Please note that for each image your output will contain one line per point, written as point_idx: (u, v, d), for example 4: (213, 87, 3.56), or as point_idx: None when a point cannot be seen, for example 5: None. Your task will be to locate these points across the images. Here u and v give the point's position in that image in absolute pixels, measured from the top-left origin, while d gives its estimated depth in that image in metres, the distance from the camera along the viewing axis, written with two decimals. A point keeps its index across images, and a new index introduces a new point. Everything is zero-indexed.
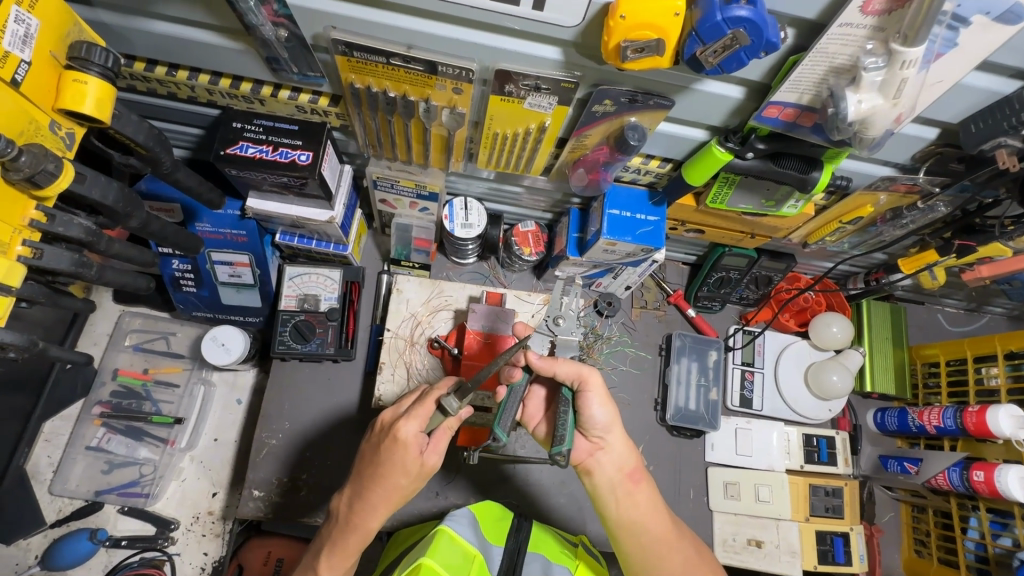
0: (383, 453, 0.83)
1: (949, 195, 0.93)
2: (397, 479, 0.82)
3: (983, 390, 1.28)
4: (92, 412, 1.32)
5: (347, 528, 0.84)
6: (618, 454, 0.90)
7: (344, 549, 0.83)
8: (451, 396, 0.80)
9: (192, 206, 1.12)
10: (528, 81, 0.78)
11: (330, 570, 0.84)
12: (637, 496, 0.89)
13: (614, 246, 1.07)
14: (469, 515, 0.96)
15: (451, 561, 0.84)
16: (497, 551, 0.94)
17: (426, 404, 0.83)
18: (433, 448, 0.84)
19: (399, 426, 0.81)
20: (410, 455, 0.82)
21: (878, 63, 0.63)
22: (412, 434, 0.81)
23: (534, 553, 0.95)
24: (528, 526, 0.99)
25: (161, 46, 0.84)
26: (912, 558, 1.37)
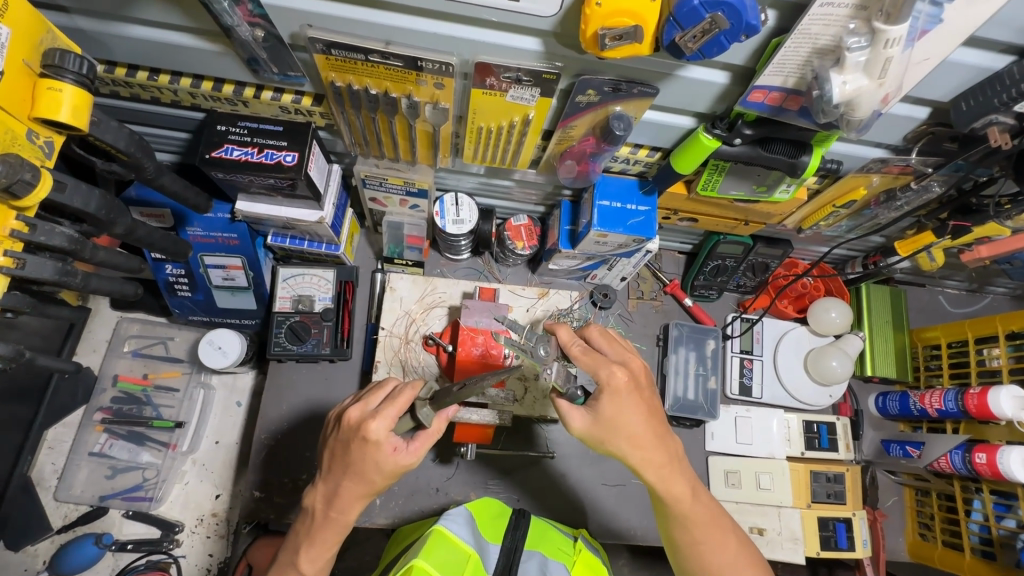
0: (355, 452, 0.82)
1: (943, 175, 0.91)
2: (370, 474, 0.82)
3: (984, 371, 1.27)
4: (94, 417, 1.34)
5: (326, 522, 0.86)
6: (657, 475, 0.85)
7: (322, 540, 0.86)
8: (425, 407, 0.81)
9: (181, 210, 1.11)
10: (509, 73, 0.77)
11: (310, 562, 0.86)
12: (681, 513, 0.88)
13: (605, 238, 1.06)
14: (465, 513, 0.96)
15: (445, 564, 0.84)
16: (493, 549, 0.94)
17: (398, 403, 0.82)
18: (412, 448, 0.83)
19: (369, 426, 0.81)
20: (384, 454, 0.81)
21: (861, 43, 0.62)
22: (382, 434, 0.81)
23: (530, 551, 0.96)
24: (525, 523, 0.98)
25: (140, 50, 0.83)
26: (917, 541, 1.37)
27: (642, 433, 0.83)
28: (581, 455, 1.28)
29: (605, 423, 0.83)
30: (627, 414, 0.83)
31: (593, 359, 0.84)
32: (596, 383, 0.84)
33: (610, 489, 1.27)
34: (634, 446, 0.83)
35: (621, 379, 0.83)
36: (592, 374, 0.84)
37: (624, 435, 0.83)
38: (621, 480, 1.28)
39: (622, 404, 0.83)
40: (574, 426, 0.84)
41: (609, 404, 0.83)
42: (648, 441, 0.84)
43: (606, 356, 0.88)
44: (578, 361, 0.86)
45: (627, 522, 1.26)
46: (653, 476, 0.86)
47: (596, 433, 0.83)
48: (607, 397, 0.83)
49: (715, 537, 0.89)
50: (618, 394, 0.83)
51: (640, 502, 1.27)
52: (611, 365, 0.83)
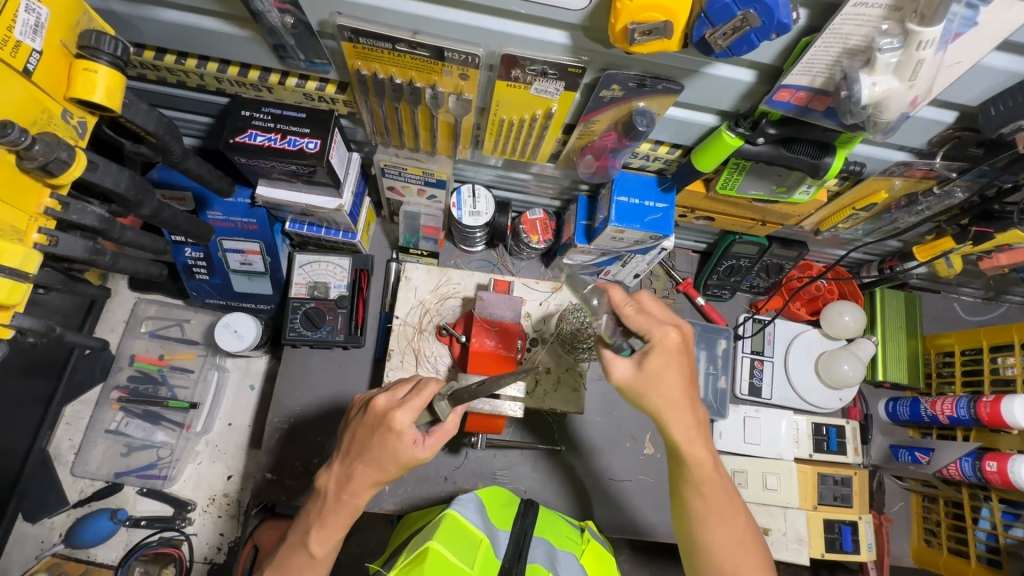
0: (376, 443, 0.83)
1: (967, 180, 0.90)
2: (386, 464, 0.84)
3: (998, 379, 1.26)
4: (111, 396, 1.36)
5: (337, 505, 0.87)
6: (680, 436, 0.86)
7: (330, 523, 0.87)
8: (443, 402, 0.86)
9: (202, 194, 1.13)
10: (535, 66, 0.77)
11: (319, 543, 0.87)
12: (699, 477, 0.87)
13: (622, 233, 1.07)
14: (476, 500, 0.98)
15: (457, 544, 0.86)
16: (502, 535, 0.96)
17: (422, 397, 0.84)
18: (427, 443, 0.84)
19: (393, 415, 0.82)
20: (403, 446, 0.82)
21: (893, 44, 0.61)
22: (406, 425, 0.82)
23: (538, 537, 0.97)
24: (534, 512, 1.00)
25: (169, 33, 0.84)
26: (921, 547, 1.37)
27: (679, 397, 0.84)
28: (590, 448, 1.30)
29: (648, 377, 0.83)
30: (671, 375, 0.84)
31: (647, 318, 0.84)
32: (644, 340, 0.85)
33: (617, 484, 1.28)
34: (668, 407, 0.84)
35: (675, 340, 0.83)
36: (644, 331, 0.84)
37: (663, 394, 0.84)
38: (629, 476, 1.29)
39: (669, 361, 0.83)
40: (617, 373, 0.85)
41: (657, 359, 0.83)
42: (683, 406, 0.85)
43: (660, 317, 0.87)
44: (629, 320, 0.86)
45: (633, 517, 1.27)
46: (679, 435, 0.86)
47: (636, 383, 0.84)
48: (655, 349, 0.83)
49: (730, 509, 0.88)
50: (669, 351, 0.84)
51: (647, 498, 1.28)
52: (662, 326, 0.83)
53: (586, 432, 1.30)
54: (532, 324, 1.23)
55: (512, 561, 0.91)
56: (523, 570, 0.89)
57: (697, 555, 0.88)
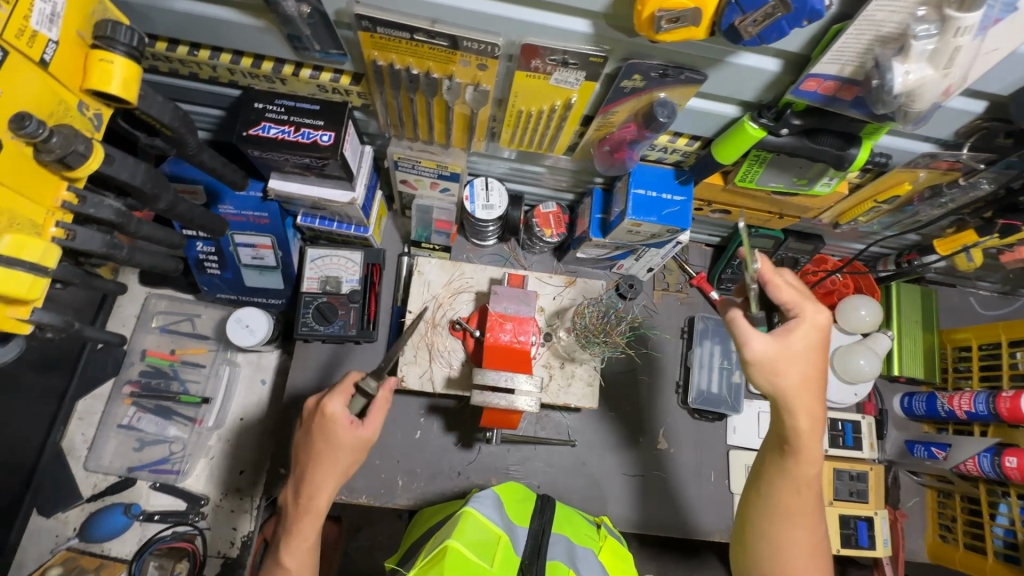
0: (316, 439, 0.90)
1: (994, 172, 0.88)
2: (333, 453, 0.89)
3: (1017, 374, 1.25)
4: (123, 391, 1.36)
5: (302, 512, 0.89)
6: (800, 427, 0.84)
7: (300, 531, 0.89)
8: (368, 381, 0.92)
9: (215, 187, 1.11)
10: (555, 55, 0.76)
11: (292, 557, 0.89)
12: (801, 477, 0.86)
13: (639, 227, 1.05)
14: (493, 497, 0.97)
15: (475, 543, 0.85)
16: (521, 531, 0.95)
17: (344, 386, 0.93)
18: (367, 422, 0.91)
19: (325, 405, 0.90)
20: (340, 427, 0.89)
21: (930, 31, 0.60)
22: (338, 410, 0.90)
23: (557, 533, 0.97)
24: (551, 508, 0.99)
25: (182, 24, 0.83)
26: (937, 542, 1.36)
27: (813, 377, 0.83)
28: (603, 446, 1.30)
29: (788, 351, 0.81)
30: (811, 357, 0.82)
31: (800, 293, 0.83)
32: (795, 315, 0.83)
33: (628, 479, 1.28)
34: (800, 388, 0.82)
35: (824, 321, 0.82)
36: (797, 308, 0.83)
37: (798, 370, 0.82)
38: (640, 471, 1.29)
39: (805, 343, 0.82)
40: (753, 345, 0.82)
41: (803, 335, 0.82)
42: (812, 390, 0.83)
43: (793, 299, 0.83)
44: (781, 291, 0.84)
45: (646, 513, 1.27)
46: (804, 427, 0.84)
47: (773, 360, 0.81)
48: (798, 327, 0.82)
49: (809, 514, 0.88)
50: (812, 332, 0.82)
51: (658, 493, 1.28)
52: (819, 304, 0.83)
53: (598, 426, 1.31)
54: (546, 318, 1.23)
55: (531, 557, 0.91)
56: (543, 568, 0.89)
57: (759, 542, 0.90)
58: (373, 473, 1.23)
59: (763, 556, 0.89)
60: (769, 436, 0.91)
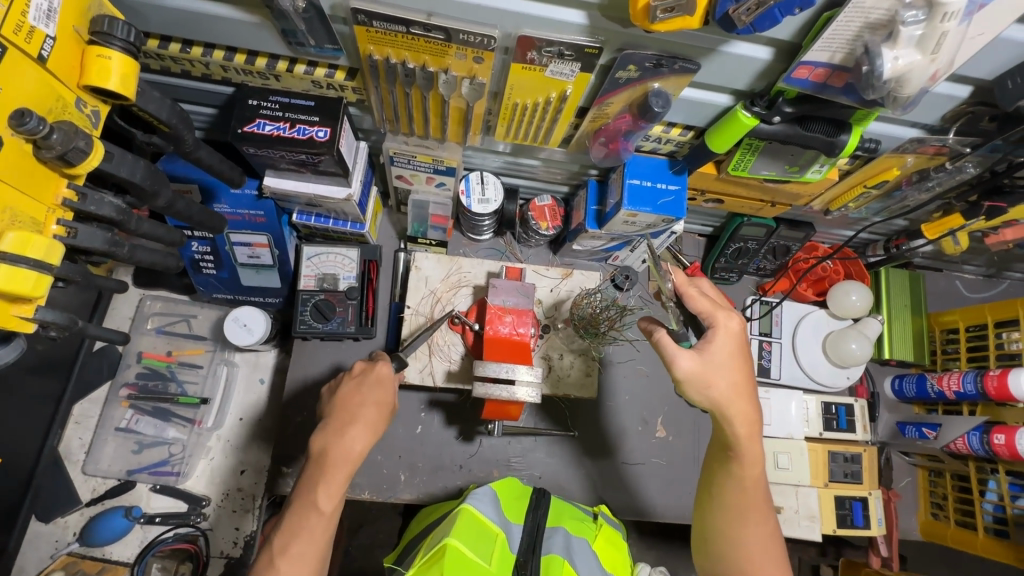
0: (368, 390, 0.94)
1: (979, 156, 0.91)
2: (382, 405, 0.93)
3: (1003, 354, 1.28)
4: (120, 394, 1.35)
5: (343, 456, 0.88)
6: (738, 432, 0.87)
7: (338, 474, 0.87)
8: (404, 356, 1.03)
9: (211, 185, 1.11)
10: (552, 47, 0.77)
11: (327, 498, 0.86)
12: (746, 474, 0.89)
13: (634, 217, 1.07)
14: (490, 493, 1.00)
15: (474, 539, 0.87)
16: (517, 528, 0.97)
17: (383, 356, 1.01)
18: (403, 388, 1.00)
19: (380, 364, 0.96)
20: (389, 383, 0.96)
21: (918, 16, 0.61)
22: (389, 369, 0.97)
23: (552, 527, 0.99)
24: (546, 502, 1.01)
25: (174, 20, 0.82)
26: (929, 521, 1.39)
27: (741, 382, 0.87)
28: (605, 438, 1.32)
29: (710, 362, 0.85)
30: (731, 363, 0.86)
31: (712, 302, 0.88)
32: (710, 325, 0.87)
33: (628, 467, 1.30)
34: (731, 395, 0.86)
35: (735, 326, 0.87)
36: (710, 318, 0.87)
37: (725, 379, 0.85)
38: (641, 459, 1.31)
39: (725, 351, 0.86)
40: (680, 363, 0.84)
41: (720, 343, 0.86)
42: (742, 394, 0.86)
43: (706, 308, 0.88)
44: (694, 303, 0.89)
45: (648, 499, 1.29)
46: (741, 432, 0.87)
47: (700, 373, 0.84)
48: (715, 336, 0.86)
49: (763, 510, 0.90)
50: (727, 338, 0.87)
51: (659, 480, 1.30)
52: (731, 310, 0.88)
53: (597, 417, 1.33)
54: (544, 311, 1.24)
55: (527, 554, 0.92)
56: (539, 564, 0.90)
57: (718, 542, 0.91)
58: (375, 469, 1.23)
59: (721, 558, 0.90)
60: (715, 441, 0.94)
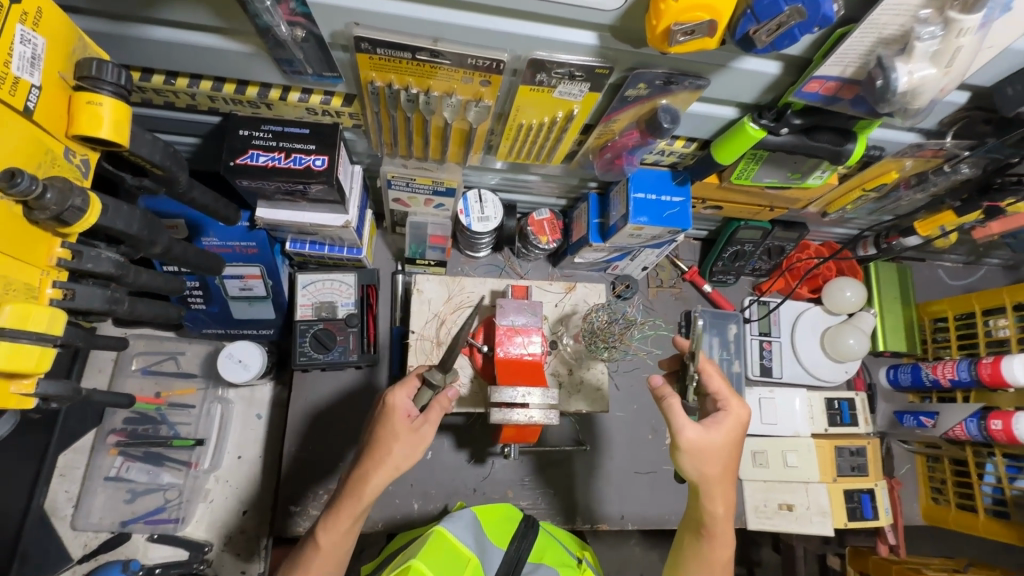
0: (379, 424, 0.88)
1: (974, 158, 0.93)
2: (389, 444, 0.86)
3: (992, 341, 1.32)
4: (108, 441, 1.27)
5: (351, 494, 0.86)
6: (717, 512, 0.90)
7: (340, 512, 0.86)
8: (436, 371, 0.87)
9: (197, 219, 1.05)
10: (562, 69, 0.75)
11: (326, 536, 0.85)
12: (715, 557, 0.91)
13: (640, 230, 1.06)
14: (472, 517, 1.01)
15: (443, 561, 0.88)
16: (498, 553, 0.98)
17: (411, 380, 0.91)
18: (425, 418, 0.88)
19: (390, 394, 0.89)
20: (398, 418, 0.87)
21: (934, 33, 0.61)
22: (399, 400, 0.89)
23: (535, 563, 0.99)
24: (533, 533, 1.02)
25: (160, 53, 0.77)
26: (930, 505, 1.44)
27: (731, 466, 0.90)
28: (616, 449, 1.32)
29: (715, 441, 0.88)
30: (733, 448, 0.90)
31: (727, 387, 0.93)
32: (722, 408, 0.91)
33: (641, 476, 1.31)
34: (719, 476, 0.89)
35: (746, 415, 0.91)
36: (723, 401, 0.91)
37: (718, 461, 0.88)
38: (653, 468, 1.32)
39: (728, 435, 0.89)
40: (685, 432, 0.87)
41: (729, 427, 0.89)
42: (728, 479, 0.90)
43: (721, 390, 0.92)
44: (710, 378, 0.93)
45: (663, 507, 1.29)
46: (719, 513, 0.90)
47: (700, 446, 0.87)
48: (723, 420, 0.90)
49: None
50: (734, 425, 0.90)
51: (674, 487, 1.30)
52: (743, 400, 0.92)
53: (608, 429, 1.32)
54: (550, 326, 1.23)
55: None
56: None
57: None
58: (387, 501, 1.20)
59: None
60: (688, 517, 0.96)
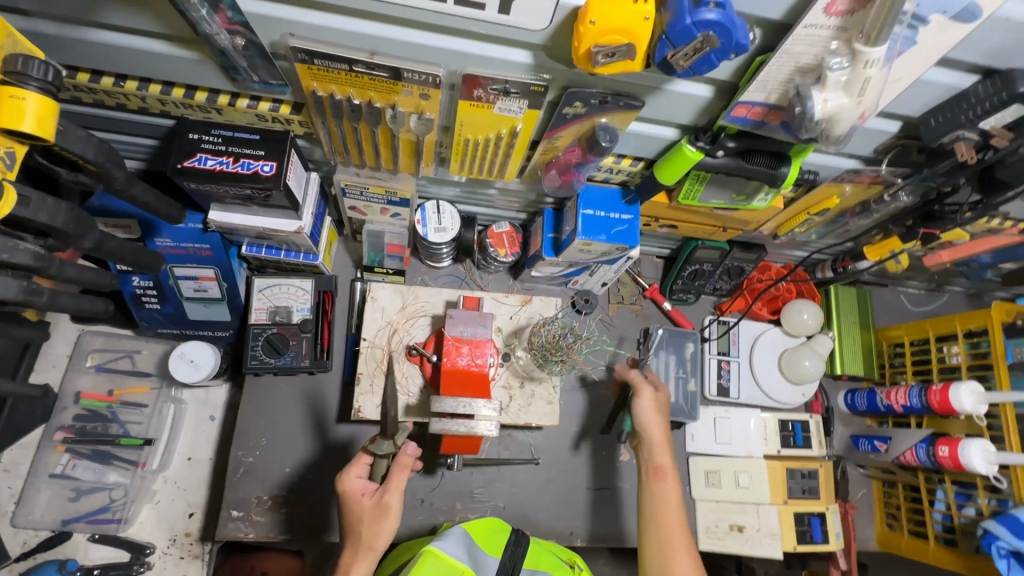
0: (344, 514, 0.94)
1: (911, 185, 0.95)
2: (358, 524, 0.91)
3: (945, 368, 1.34)
4: (55, 438, 1.26)
5: None
6: (662, 457, 1.03)
7: None
8: (381, 441, 0.94)
9: (149, 220, 1.07)
10: (497, 85, 0.77)
11: None
12: (665, 499, 0.99)
13: (589, 246, 1.07)
14: (462, 533, 0.99)
15: None
16: (492, 563, 0.96)
17: (363, 456, 0.97)
18: (386, 488, 0.92)
19: (341, 482, 0.94)
20: (356, 500, 0.93)
21: (842, 63, 0.64)
22: (354, 482, 0.94)
23: (530, 570, 0.95)
24: (524, 539, 0.98)
25: (107, 57, 0.79)
26: (885, 531, 1.43)
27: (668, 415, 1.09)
28: (569, 463, 1.31)
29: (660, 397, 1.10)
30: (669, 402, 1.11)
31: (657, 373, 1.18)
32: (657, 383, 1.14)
33: (592, 493, 1.30)
34: (658, 422, 1.07)
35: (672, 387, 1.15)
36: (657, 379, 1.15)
37: (661, 410, 1.08)
38: (605, 484, 1.31)
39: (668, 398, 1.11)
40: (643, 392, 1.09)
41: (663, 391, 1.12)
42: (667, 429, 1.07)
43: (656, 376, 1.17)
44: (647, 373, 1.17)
45: (613, 525, 1.29)
46: (664, 456, 1.03)
47: (651, 402, 1.08)
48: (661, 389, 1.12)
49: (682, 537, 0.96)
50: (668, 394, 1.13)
51: (624, 503, 1.30)
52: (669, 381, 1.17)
53: (562, 444, 1.33)
54: (504, 338, 1.24)
55: None
56: None
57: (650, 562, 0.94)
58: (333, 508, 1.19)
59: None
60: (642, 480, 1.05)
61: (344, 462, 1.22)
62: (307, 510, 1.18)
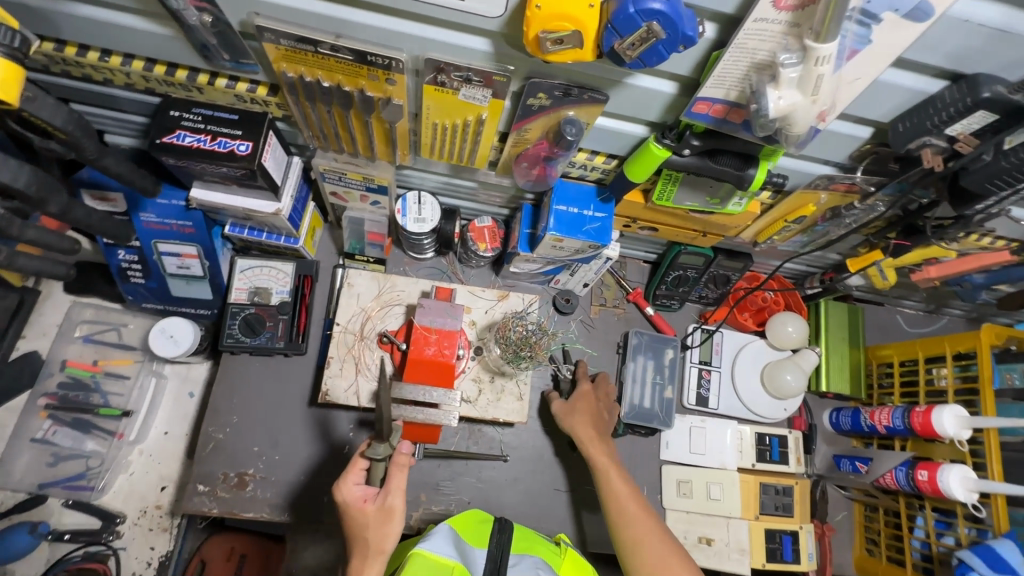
0: (347, 523, 0.92)
1: (887, 195, 0.93)
2: (365, 531, 0.90)
3: (932, 390, 1.29)
4: (39, 403, 1.30)
5: None
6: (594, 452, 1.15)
7: None
8: (376, 444, 0.89)
9: (134, 196, 1.10)
10: (460, 72, 0.78)
11: None
12: (611, 488, 1.09)
13: (561, 242, 1.07)
14: (447, 529, 0.96)
15: None
16: (480, 554, 0.95)
17: (358, 463, 0.94)
18: (386, 492, 0.91)
19: (340, 493, 0.92)
20: (357, 508, 0.91)
21: (794, 59, 0.62)
22: (353, 491, 0.92)
23: (518, 554, 0.96)
24: (509, 528, 0.98)
25: (89, 31, 0.82)
26: (864, 556, 1.38)
27: (589, 412, 1.23)
28: (538, 463, 1.30)
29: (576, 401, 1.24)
30: (586, 400, 1.24)
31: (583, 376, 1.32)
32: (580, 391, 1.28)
33: (560, 495, 1.29)
34: (577, 425, 1.20)
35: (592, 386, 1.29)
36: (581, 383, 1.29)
37: (579, 412, 1.22)
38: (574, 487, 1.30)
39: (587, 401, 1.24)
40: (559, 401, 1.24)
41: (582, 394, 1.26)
42: (591, 429, 1.19)
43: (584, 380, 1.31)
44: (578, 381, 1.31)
45: (579, 528, 1.27)
46: (596, 453, 1.15)
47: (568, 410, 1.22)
48: (578, 395, 1.25)
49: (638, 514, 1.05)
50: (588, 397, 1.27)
51: (593, 508, 1.28)
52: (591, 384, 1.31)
53: (532, 442, 1.32)
54: (477, 332, 1.23)
55: None
56: None
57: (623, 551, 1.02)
58: (297, 489, 1.20)
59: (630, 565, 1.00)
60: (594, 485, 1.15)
61: (312, 445, 1.24)
62: (271, 489, 1.19)
